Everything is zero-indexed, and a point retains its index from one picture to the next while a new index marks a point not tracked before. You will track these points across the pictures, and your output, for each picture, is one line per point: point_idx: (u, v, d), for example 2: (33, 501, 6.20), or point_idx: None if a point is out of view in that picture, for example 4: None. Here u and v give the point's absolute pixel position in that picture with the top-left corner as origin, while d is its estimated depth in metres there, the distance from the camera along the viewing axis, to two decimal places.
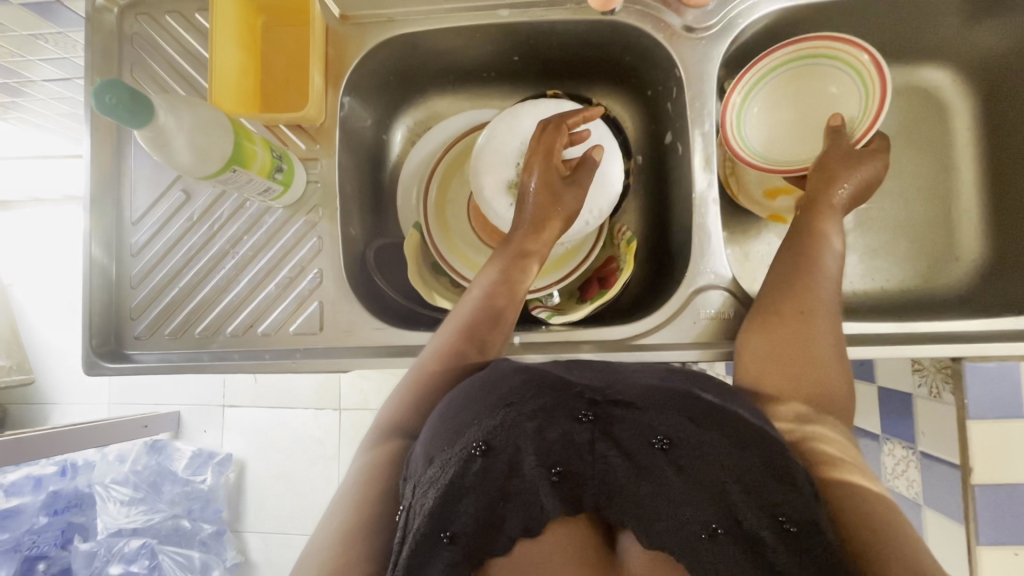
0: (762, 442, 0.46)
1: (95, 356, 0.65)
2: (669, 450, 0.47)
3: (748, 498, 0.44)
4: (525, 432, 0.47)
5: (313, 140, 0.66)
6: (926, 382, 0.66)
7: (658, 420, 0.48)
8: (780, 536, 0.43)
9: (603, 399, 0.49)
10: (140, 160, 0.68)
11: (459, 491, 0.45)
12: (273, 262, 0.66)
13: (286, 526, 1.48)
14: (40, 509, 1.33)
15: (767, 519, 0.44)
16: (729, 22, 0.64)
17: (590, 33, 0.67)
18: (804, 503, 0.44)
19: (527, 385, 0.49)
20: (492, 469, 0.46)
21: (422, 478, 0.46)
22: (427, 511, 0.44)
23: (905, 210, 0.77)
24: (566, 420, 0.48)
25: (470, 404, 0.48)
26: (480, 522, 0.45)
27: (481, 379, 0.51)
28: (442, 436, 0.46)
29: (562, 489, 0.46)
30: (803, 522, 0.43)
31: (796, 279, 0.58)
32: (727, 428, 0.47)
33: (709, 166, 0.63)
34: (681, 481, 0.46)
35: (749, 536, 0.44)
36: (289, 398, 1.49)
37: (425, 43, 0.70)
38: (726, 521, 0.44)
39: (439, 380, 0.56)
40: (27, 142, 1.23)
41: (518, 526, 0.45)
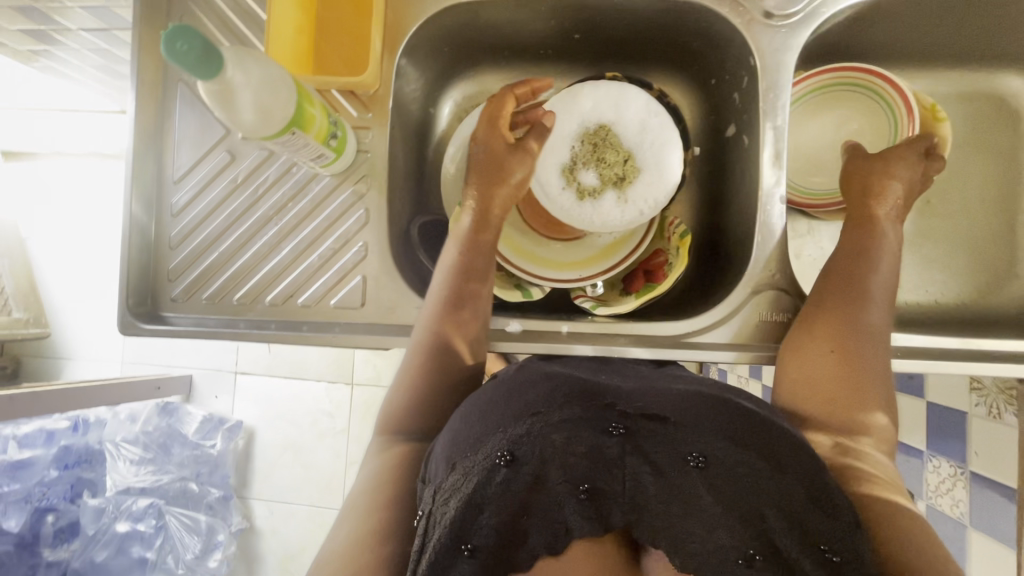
0: (800, 462, 0.44)
1: (131, 316, 0.63)
2: (705, 469, 0.43)
3: (787, 524, 0.42)
4: (552, 444, 0.43)
5: (365, 107, 0.64)
6: (985, 402, 0.66)
7: (694, 435, 0.44)
8: (822, 566, 0.41)
9: (634, 412, 0.45)
10: (186, 118, 0.66)
11: (481, 502, 0.42)
12: (317, 232, 0.64)
13: (291, 497, 1.48)
14: (52, 463, 1.33)
15: (805, 546, 0.41)
16: (812, 10, 0.60)
17: (659, 15, 0.64)
18: (847, 532, 0.42)
19: (555, 394, 0.46)
20: (515, 482, 0.42)
21: (444, 484, 0.44)
22: (447, 521, 0.42)
23: (967, 221, 0.73)
24: (594, 432, 0.44)
25: (491, 412, 0.46)
26: (503, 537, 0.42)
27: (506, 387, 0.48)
28: (464, 443, 0.44)
29: (591, 507, 0.43)
30: (846, 551, 0.41)
31: (842, 297, 0.56)
32: (766, 446, 0.44)
33: (778, 161, 0.60)
34: (716, 503, 0.42)
35: (786, 563, 0.41)
36: (302, 370, 1.48)
37: (485, 14, 0.67)
38: (762, 546, 0.42)
39: (432, 360, 0.57)
40: (54, 93, 1.20)
41: (542, 543, 0.43)
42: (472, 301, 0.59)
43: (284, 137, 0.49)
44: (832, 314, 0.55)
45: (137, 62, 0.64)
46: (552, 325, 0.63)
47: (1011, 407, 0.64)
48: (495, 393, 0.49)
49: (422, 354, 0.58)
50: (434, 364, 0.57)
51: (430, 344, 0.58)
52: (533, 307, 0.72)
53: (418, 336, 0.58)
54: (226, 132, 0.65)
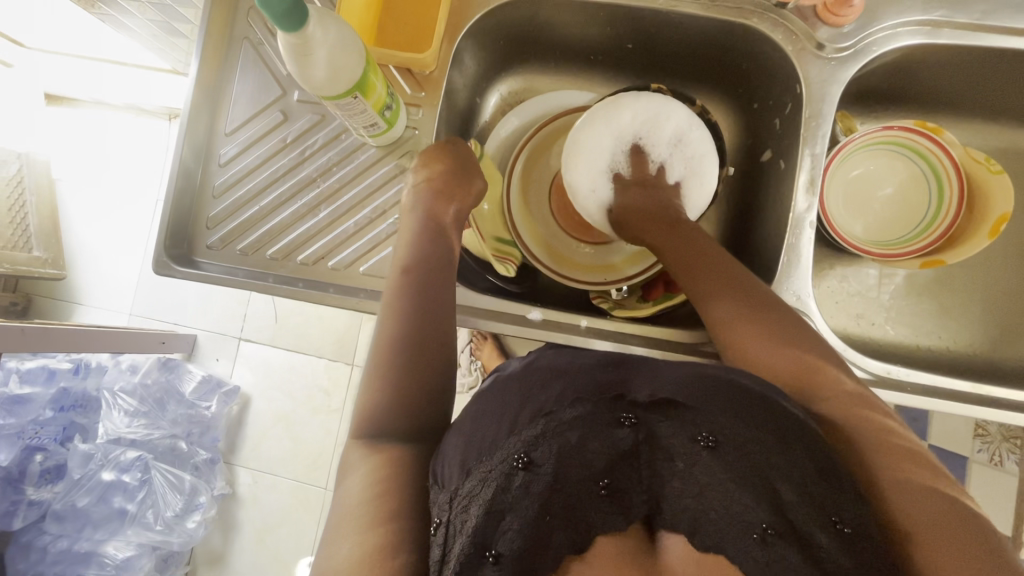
0: (804, 438, 0.44)
1: (167, 258, 0.64)
2: (716, 449, 0.43)
3: (800, 497, 0.41)
4: (568, 442, 0.43)
5: (419, 86, 0.66)
6: (986, 448, 0.78)
7: (701, 417, 0.44)
8: (835, 537, 0.40)
9: (641, 402, 0.46)
10: (245, 78, 0.68)
11: (502, 509, 0.41)
12: (358, 199, 0.66)
13: (277, 468, 1.48)
14: (48, 403, 1.34)
15: (819, 518, 0.41)
16: (863, 47, 0.62)
17: (713, 34, 0.66)
18: (852, 501, 0.42)
19: (565, 395, 0.46)
20: (535, 484, 0.42)
21: (460, 491, 0.43)
22: (470, 531, 0.41)
23: (988, 274, 0.74)
24: (605, 425, 0.45)
25: (506, 412, 0.46)
26: (528, 542, 0.40)
27: (519, 387, 0.48)
28: (479, 446, 0.44)
29: (612, 503, 0.43)
30: (852, 519, 0.41)
31: (717, 278, 0.56)
32: (773, 423, 0.44)
33: (812, 188, 0.62)
34: (728, 480, 0.42)
35: (803, 538, 0.40)
36: (306, 344, 1.49)
37: (544, 14, 0.69)
38: (775, 520, 0.41)
39: (402, 343, 0.52)
40: (106, 42, 1.24)
41: (567, 543, 0.41)
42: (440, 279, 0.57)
43: (345, 98, 0.51)
44: (722, 296, 0.55)
45: (206, 16, 0.66)
46: (571, 318, 0.65)
47: (1014, 456, 0.77)
48: (507, 393, 0.48)
49: (385, 344, 0.53)
50: (392, 365, 0.52)
51: (387, 349, 0.53)
52: (551, 302, 0.74)
53: (382, 328, 0.54)
54: (282, 93, 0.68)
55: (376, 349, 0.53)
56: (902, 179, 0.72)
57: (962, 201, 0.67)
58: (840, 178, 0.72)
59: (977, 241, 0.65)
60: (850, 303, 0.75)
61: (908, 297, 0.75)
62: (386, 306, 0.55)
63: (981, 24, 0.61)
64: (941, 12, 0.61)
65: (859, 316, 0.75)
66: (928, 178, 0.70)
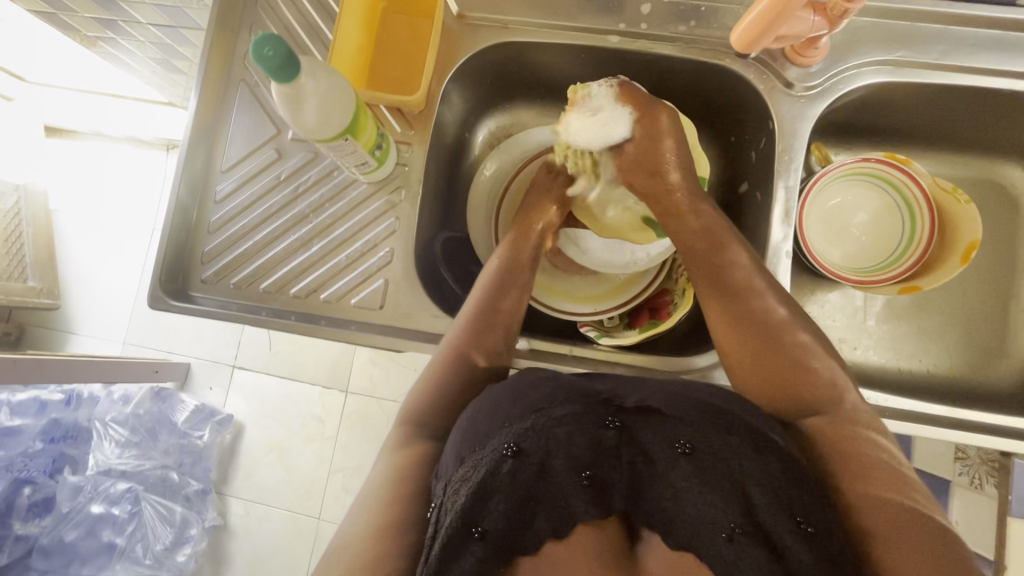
0: (776, 444, 0.46)
1: (162, 292, 0.66)
2: (692, 456, 0.45)
3: (769, 500, 0.43)
4: (557, 437, 0.45)
5: (409, 125, 0.69)
6: (967, 472, 0.79)
7: (681, 423, 0.46)
8: (800, 537, 0.42)
9: (626, 407, 0.48)
10: (242, 117, 0.71)
11: (490, 491, 0.43)
12: (349, 233, 0.68)
13: (269, 498, 1.45)
14: (38, 434, 1.34)
15: (784, 519, 0.42)
16: (831, 86, 0.65)
17: (691, 73, 0.69)
18: (819, 505, 0.44)
19: (558, 394, 0.48)
20: (523, 471, 0.44)
21: (454, 476, 0.45)
22: (458, 508, 0.43)
23: (963, 299, 0.76)
24: (592, 425, 0.46)
25: (498, 410, 0.47)
26: (512, 522, 0.43)
27: (512, 387, 0.49)
28: (473, 439, 0.46)
29: (592, 494, 0.45)
30: (817, 521, 0.43)
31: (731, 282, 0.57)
32: (749, 427, 0.46)
33: (788, 219, 0.65)
34: (702, 484, 0.44)
35: (768, 537, 0.42)
36: (300, 371, 1.49)
37: (528, 55, 0.72)
38: (744, 520, 0.42)
39: (457, 370, 0.57)
40: (103, 75, 1.26)
41: (547, 527, 0.44)
42: (499, 324, 0.60)
43: (336, 141, 0.54)
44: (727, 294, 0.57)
45: (205, 58, 0.70)
46: (558, 348, 0.66)
47: (992, 479, 0.77)
48: (501, 391, 0.50)
49: (439, 366, 0.57)
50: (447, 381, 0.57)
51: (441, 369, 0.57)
52: (540, 332, 0.75)
53: (440, 354, 0.59)
54: (277, 132, 0.70)
55: (431, 366, 0.58)
56: (875, 207, 0.74)
57: (934, 229, 0.70)
58: (816, 208, 0.74)
59: (950, 268, 0.67)
60: (831, 328, 0.77)
61: (888, 322, 0.77)
62: (452, 336, 0.59)
63: (941, 63, 0.64)
64: (903, 52, 0.64)
65: (841, 341, 0.77)
66: (900, 207, 0.72)
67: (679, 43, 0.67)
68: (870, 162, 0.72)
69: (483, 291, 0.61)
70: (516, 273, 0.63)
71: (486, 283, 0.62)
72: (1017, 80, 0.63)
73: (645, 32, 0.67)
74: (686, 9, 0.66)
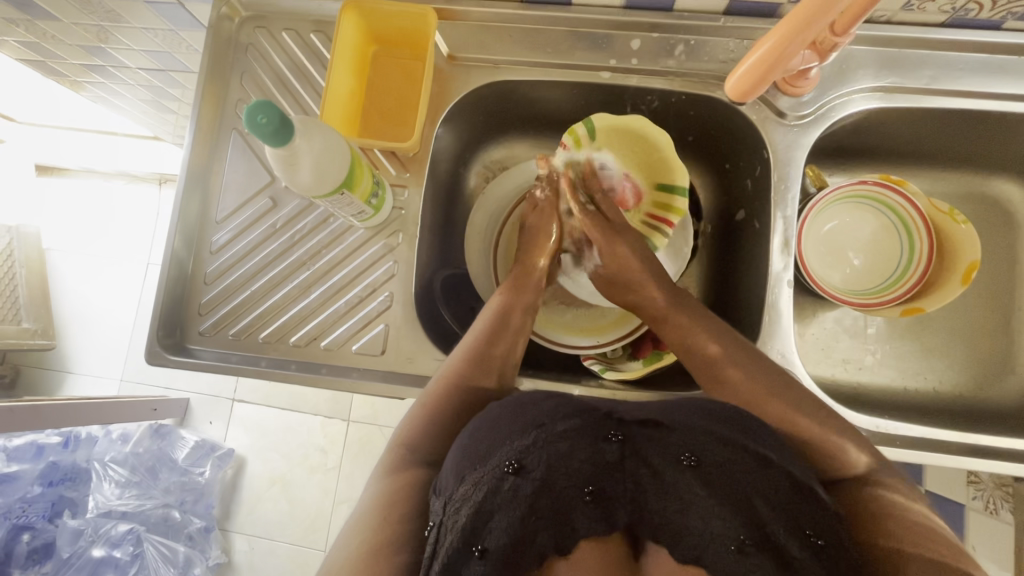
0: (783, 454, 0.44)
1: (159, 347, 0.65)
2: (698, 468, 0.43)
3: (776, 512, 0.42)
4: (558, 455, 0.44)
5: (404, 167, 0.69)
6: (981, 497, 0.78)
7: (685, 435, 0.44)
8: (809, 551, 0.41)
9: (628, 420, 0.47)
10: (236, 163, 0.71)
11: (492, 510, 0.42)
12: (348, 279, 0.68)
13: (273, 533, 1.43)
14: (36, 479, 1.32)
15: (792, 531, 0.41)
16: (823, 113, 0.66)
17: (684, 103, 0.69)
18: (828, 516, 0.42)
19: (558, 409, 0.47)
20: (524, 488, 0.43)
21: (454, 495, 0.43)
22: (459, 528, 0.42)
23: (965, 315, 0.76)
24: (594, 440, 0.45)
25: (499, 425, 0.46)
26: (514, 540, 0.42)
27: (509, 405, 0.48)
28: (473, 455, 0.44)
29: (596, 509, 0.44)
30: (827, 534, 0.41)
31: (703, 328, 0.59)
32: (754, 439, 0.44)
33: (787, 248, 0.65)
34: (709, 496, 0.43)
35: (776, 549, 0.41)
36: (300, 403, 1.47)
37: (521, 91, 0.72)
38: (752, 531, 0.42)
39: (452, 404, 0.54)
40: (92, 114, 1.26)
41: (550, 544, 0.43)
42: (494, 369, 0.58)
43: (333, 195, 0.54)
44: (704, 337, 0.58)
45: (197, 109, 0.69)
46: (563, 387, 0.65)
47: (1007, 505, 0.75)
48: (501, 408, 0.48)
49: (429, 405, 0.54)
50: (442, 416, 0.53)
51: (435, 403, 0.54)
52: (544, 367, 0.75)
53: (430, 392, 0.56)
54: (271, 179, 0.70)
55: (424, 398, 0.55)
56: (872, 228, 0.74)
57: (933, 248, 0.69)
58: (814, 231, 0.74)
59: (951, 288, 0.67)
60: (836, 350, 0.77)
61: (891, 340, 0.76)
62: (446, 370, 0.57)
63: (930, 88, 0.64)
64: (893, 79, 0.64)
65: (845, 362, 0.76)
66: (898, 228, 0.72)
67: (670, 76, 0.67)
68: (867, 183, 0.72)
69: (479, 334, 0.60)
70: (513, 318, 0.62)
71: (483, 328, 0.60)
72: (1007, 102, 0.64)
73: (636, 67, 0.67)
74: (675, 42, 0.66)
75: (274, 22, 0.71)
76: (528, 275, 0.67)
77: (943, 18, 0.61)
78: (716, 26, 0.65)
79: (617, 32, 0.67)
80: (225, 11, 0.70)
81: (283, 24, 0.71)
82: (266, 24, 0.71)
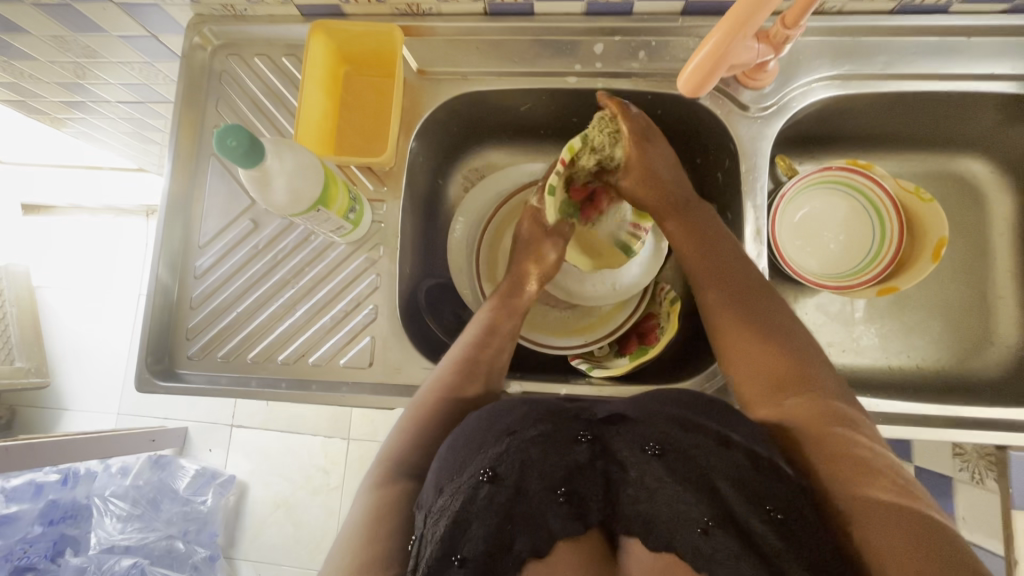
0: (745, 438, 0.45)
1: (149, 373, 0.66)
2: (663, 456, 0.45)
3: (739, 492, 0.43)
4: (532, 460, 0.45)
5: (381, 181, 0.70)
6: (968, 468, 0.79)
7: (650, 427, 0.47)
8: (771, 526, 0.41)
9: (596, 419, 0.49)
10: (215, 189, 0.72)
11: (468, 518, 0.43)
12: (331, 295, 0.69)
13: (279, 557, 1.42)
14: (36, 518, 1.31)
15: (754, 508, 0.42)
16: (784, 104, 0.67)
17: (651, 102, 0.71)
18: (791, 490, 0.43)
19: (528, 413, 0.48)
20: (499, 496, 0.44)
21: (433, 507, 0.44)
22: (438, 539, 0.42)
23: (943, 291, 0.78)
24: (565, 441, 0.47)
25: (473, 436, 0.47)
26: (491, 545, 0.43)
27: (482, 414, 0.49)
28: (450, 465, 0.45)
29: (570, 508, 0.45)
30: (788, 506, 0.42)
31: (723, 274, 0.59)
32: (714, 428, 0.46)
33: (759, 237, 0.66)
34: (675, 483, 0.44)
35: (742, 529, 0.42)
36: (298, 424, 1.46)
37: (491, 101, 0.73)
38: (716, 513, 0.43)
39: (439, 412, 0.55)
40: (76, 150, 1.27)
41: (527, 548, 0.43)
42: (482, 375, 0.59)
43: (309, 213, 0.56)
44: (725, 289, 0.58)
45: (175, 137, 0.71)
46: (550, 387, 0.66)
47: (990, 474, 0.76)
48: (476, 417, 0.49)
49: (418, 416, 0.55)
50: (430, 425, 0.54)
51: (424, 413, 0.55)
52: (532, 369, 0.75)
53: (417, 402, 0.57)
54: (250, 203, 0.71)
55: (414, 408, 0.56)
56: (844, 212, 0.75)
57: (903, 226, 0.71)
58: (787, 219, 0.76)
59: (923, 266, 0.69)
60: (820, 334, 0.78)
61: (874, 321, 0.78)
62: (432, 379, 0.58)
63: (886, 73, 0.66)
64: (849, 66, 0.66)
65: (829, 345, 0.77)
66: (868, 210, 0.74)
67: (635, 77, 0.69)
68: (832, 167, 0.73)
69: (473, 338, 0.61)
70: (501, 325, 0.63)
71: (466, 340, 0.61)
72: (961, 82, 0.66)
73: (601, 71, 0.69)
74: (637, 43, 0.68)
75: (246, 48, 0.73)
76: (516, 281, 0.68)
77: (891, 5, 0.63)
78: (675, 27, 0.67)
79: (580, 38, 0.69)
80: (197, 40, 0.71)
81: (255, 50, 0.73)
82: (238, 51, 0.73)
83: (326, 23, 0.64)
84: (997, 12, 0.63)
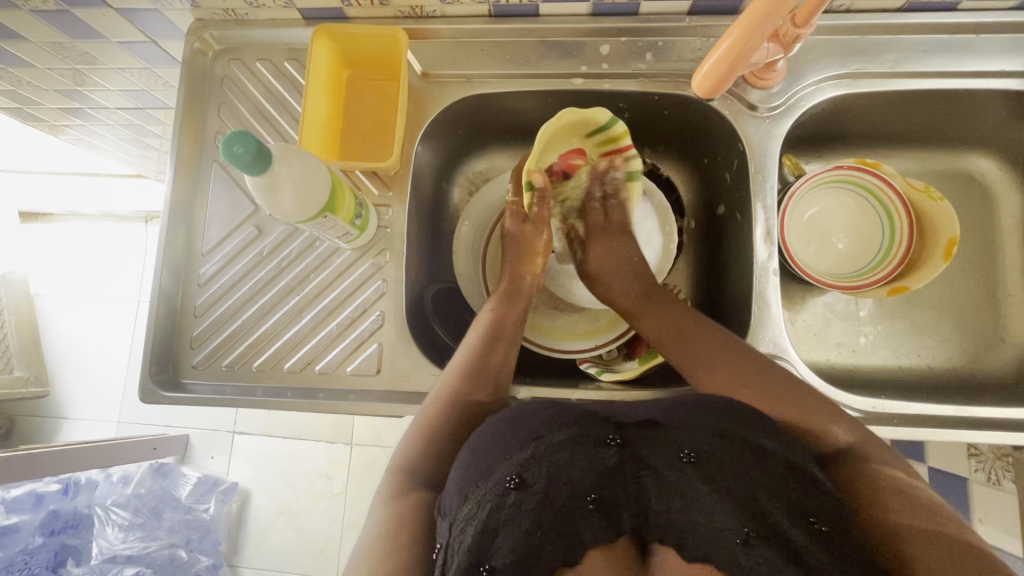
0: (779, 446, 0.45)
1: (153, 384, 0.65)
2: (698, 464, 0.45)
3: (778, 502, 0.42)
4: (558, 466, 0.45)
5: (386, 186, 0.69)
6: (983, 468, 0.79)
7: (682, 433, 0.46)
8: (813, 537, 0.41)
9: (626, 424, 0.48)
10: (218, 197, 0.71)
11: (496, 527, 0.42)
12: (337, 302, 0.68)
13: (284, 565, 1.40)
14: (37, 529, 1.29)
15: (795, 518, 0.42)
16: (793, 103, 0.67)
17: (658, 103, 0.70)
18: (829, 501, 0.42)
19: (555, 419, 0.47)
20: (527, 502, 0.43)
21: (458, 515, 0.43)
22: (465, 548, 0.41)
23: (953, 290, 0.77)
24: (593, 445, 0.46)
25: (498, 439, 0.46)
26: (522, 554, 0.41)
27: (507, 416, 0.48)
28: (474, 471, 0.44)
29: (600, 516, 0.45)
30: (831, 519, 0.42)
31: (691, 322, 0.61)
32: (747, 434, 0.45)
33: (770, 237, 0.65)
34: (711, 492, 0.44)
35: (784, 541, 0.41)
36: (301, 430, 1.45)
37: (496, 103, 0.72)
38: (755, 523, 0.42)
39: (451, 420, 0.54)
40: (73, 156, 1.25)
41: (557, 557, 0.42)
42: (491, 381, 0.58)
43: (316, 219, 0.55)
44: (692, 325, 0.60)
45: (176, 143, 0.70)
46: (560, 392, 0.65)
47: (1007, 475, 0.75)
48: (499, 421, 0.49)
49: (427, 426, 0.54)
50: (443, 434, 0.53)
51: (435, 422, 0.54)
52: (542, 373, 0.74)
53: (427, 408, 0.56)
54: (254, 209, 0.70)
55: (424, 417, 0.55)
56: (853, 212, 0.75)
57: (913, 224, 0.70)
58: (795, 219, 0.75)
59: (935, 264, 0.68)
60: (830, 334, 0.77)
61: (882, 320, 0.77)
62: (437, 389, 0.57)
63: (895, 71, 0.66)
64: (857, 64, 0.66)
65: (839, 346, 0.77)
66: (877, 209, 0.73)
67: (641, 78, 0.68)
68: (840, 165, 0.73)
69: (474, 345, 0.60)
70: (504, 335, 0.62)
71: (469, 345, 0.60)
72: (970, 79, 0.65)
73: (607, 72, 0.68)
74: (643, 44, 0.67)
75: (248, 53, 0.72)
76: (518, 283, 0.67)
77: (899, 3, 0.63)
78: (681, 27, 0.66)
79: (586, 39, 0.68)
80: (198, 45, 0.70)
81: (256, 55, 0.72)
82: (240, 56, 0.72)
83: (330, 26, 0.64)
84: (1006, 8, 0.63)
